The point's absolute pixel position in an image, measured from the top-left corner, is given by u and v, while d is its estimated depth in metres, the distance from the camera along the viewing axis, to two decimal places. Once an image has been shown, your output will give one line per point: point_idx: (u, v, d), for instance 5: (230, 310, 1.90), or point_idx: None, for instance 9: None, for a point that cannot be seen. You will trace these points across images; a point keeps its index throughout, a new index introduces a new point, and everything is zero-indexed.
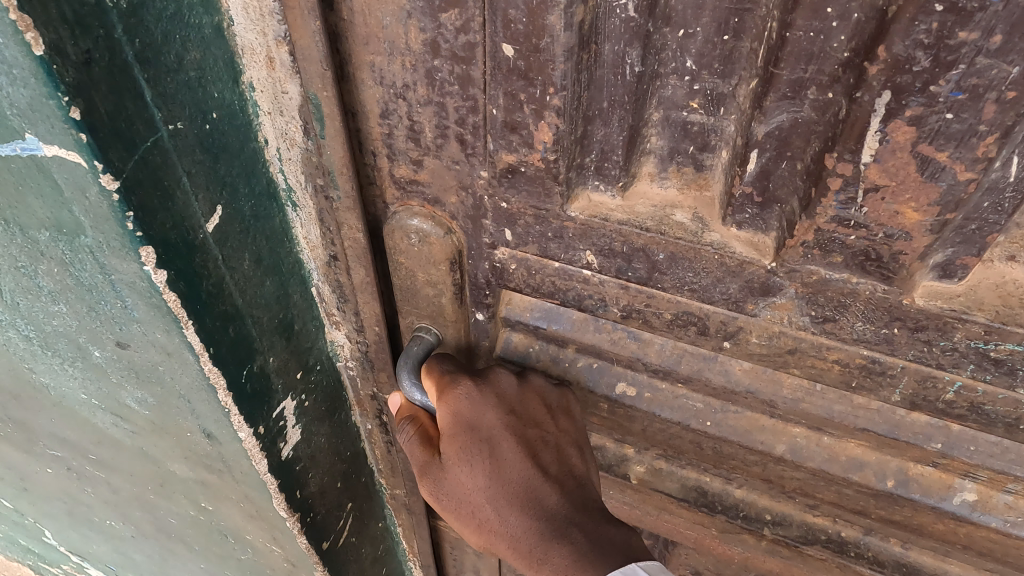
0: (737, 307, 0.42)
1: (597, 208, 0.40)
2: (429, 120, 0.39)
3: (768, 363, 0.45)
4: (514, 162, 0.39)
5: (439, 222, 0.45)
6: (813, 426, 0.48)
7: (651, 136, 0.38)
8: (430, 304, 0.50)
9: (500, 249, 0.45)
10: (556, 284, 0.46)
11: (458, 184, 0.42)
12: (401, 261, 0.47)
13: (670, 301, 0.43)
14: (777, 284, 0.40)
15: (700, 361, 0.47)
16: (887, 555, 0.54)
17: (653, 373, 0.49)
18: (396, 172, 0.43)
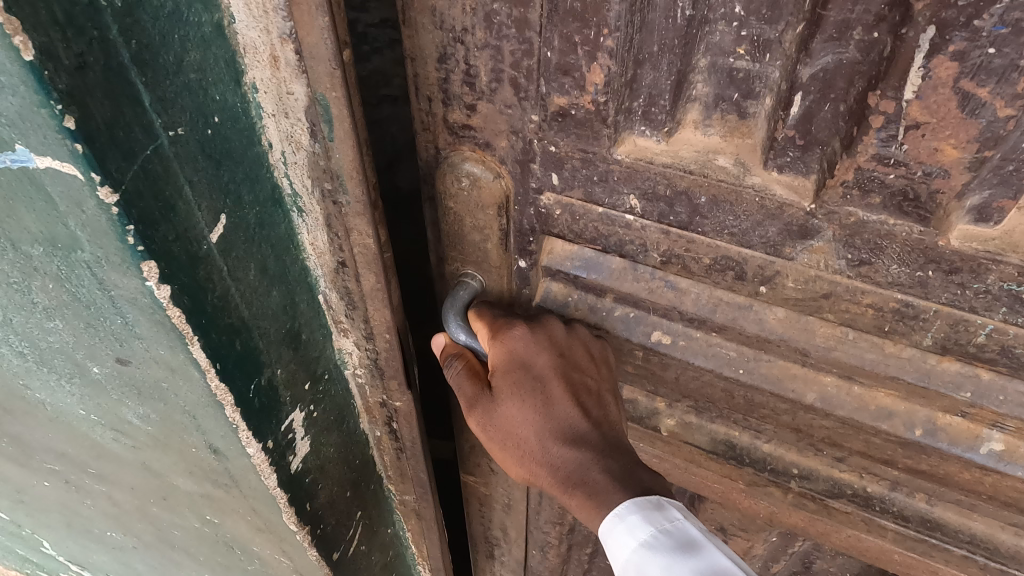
0: (775, 251, 0.43)
1: (643, 152, 0.42)
2: (485, 64, 0.41)
3: (803, 309, 0.46)
4: (565, 104, 0.41)
5: (489, 167, 0.47)
6: (844, 375, 0.49)
7: (698, 82, 0.39)
8: (476, 249, 0.52)
9: (546, 194, 0.47)
10: (599, 229, 0.48)
11: (509, 129, 0.44)
12: (450, 207, 0.50)
13: (709, 244, 0.45)
14: (815, 226, 0.41)
15: (735, 310, 0.48)
16: (912, 509, 0.56)
17: (688, 321, 0.51)
18: (450, 117, 0.45)
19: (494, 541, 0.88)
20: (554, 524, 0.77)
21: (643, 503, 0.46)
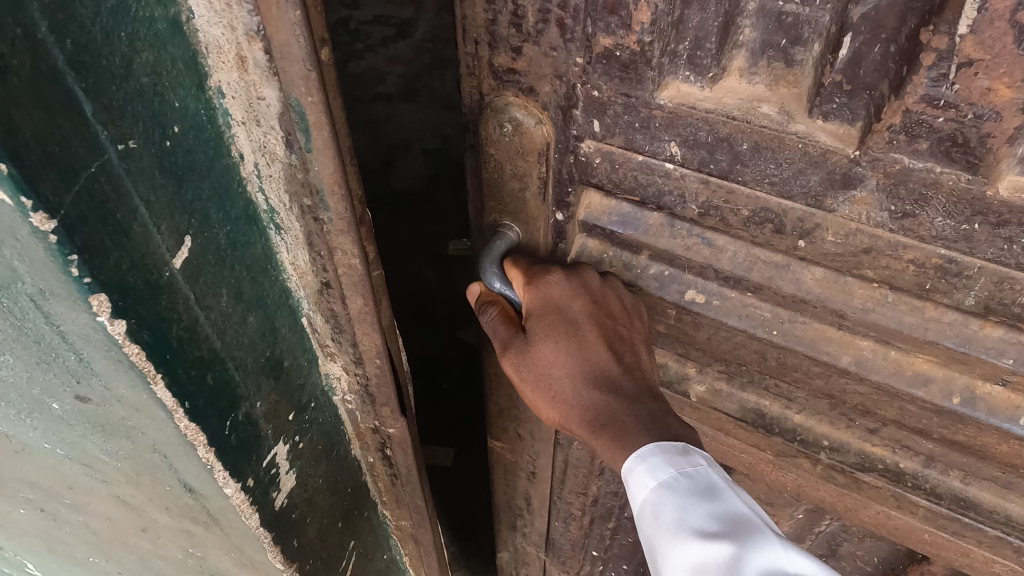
0: (817, 202, 0.43)
1: (686, 97, 0.42)
2: (533, 4, 0.41)
3: (842, 266, 0.46)
4: (610, 45, 0.41)
5: (531, 113, 0.47)
6: (882, 338, 0.48)
7: (745, 28, 0.39)
8: (514, 199, 0.53)
9: (586, 142, 0.47)
10: (638, 179, 0.48)
11: (554, 72, 0.44)
12: (491, 154, 0.50)
13: (749, 195, 0.45)
14: (858, 174, 0.41)
15: (771, 269, 0.48)
16: (946, 487, 0.54)
17: (723, 280, 0.51)
18: (495, 60, 0.45)
19: (516, 510, 0.89)
20: (578, 492, 0.78)
21: (669, 448, 0.49)
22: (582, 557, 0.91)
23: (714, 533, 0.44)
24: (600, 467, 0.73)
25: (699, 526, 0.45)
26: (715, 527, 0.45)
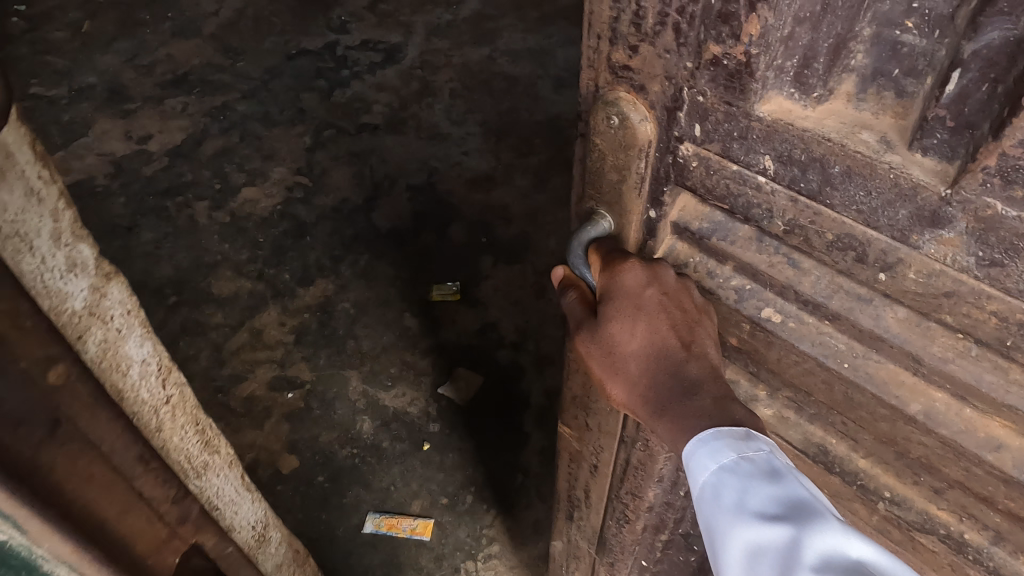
0: (902, 237, 0.40)
1: (787, 112, 0.42)
2: (654, 6, 0.42)
3: (922, 307, 0.43)
4: (718, 53, 0.41)
5: (639, 110, 0.47)
6: (959, 394, 0.44)
7: (858, 53, 0.40)
8: (611, 190, 0.53)
9: (686, 144, 0.47)
10: (729, 188, 0.46)
11: (664, 74, 0.44)
12: (597, 141, 0.51)
13: (835, 220, 0.43)
14: (947, 214, 0.38)
15: (853, 300, 0.46)
16: (1011, 570, 0.49)
17: (804, 304, 0.49)
18: (613, 56, 0.46)
19: (575, 502, 0.85)
20: (633, 496, 0.75)
21: (729, 433, 0.46)
22: (631, 565, 0.87)
23: (773, 517, 0.43)
24: (661, 474, 0.69)
25: (759, 509, 0.43)
26: (774, 510, 0.43)
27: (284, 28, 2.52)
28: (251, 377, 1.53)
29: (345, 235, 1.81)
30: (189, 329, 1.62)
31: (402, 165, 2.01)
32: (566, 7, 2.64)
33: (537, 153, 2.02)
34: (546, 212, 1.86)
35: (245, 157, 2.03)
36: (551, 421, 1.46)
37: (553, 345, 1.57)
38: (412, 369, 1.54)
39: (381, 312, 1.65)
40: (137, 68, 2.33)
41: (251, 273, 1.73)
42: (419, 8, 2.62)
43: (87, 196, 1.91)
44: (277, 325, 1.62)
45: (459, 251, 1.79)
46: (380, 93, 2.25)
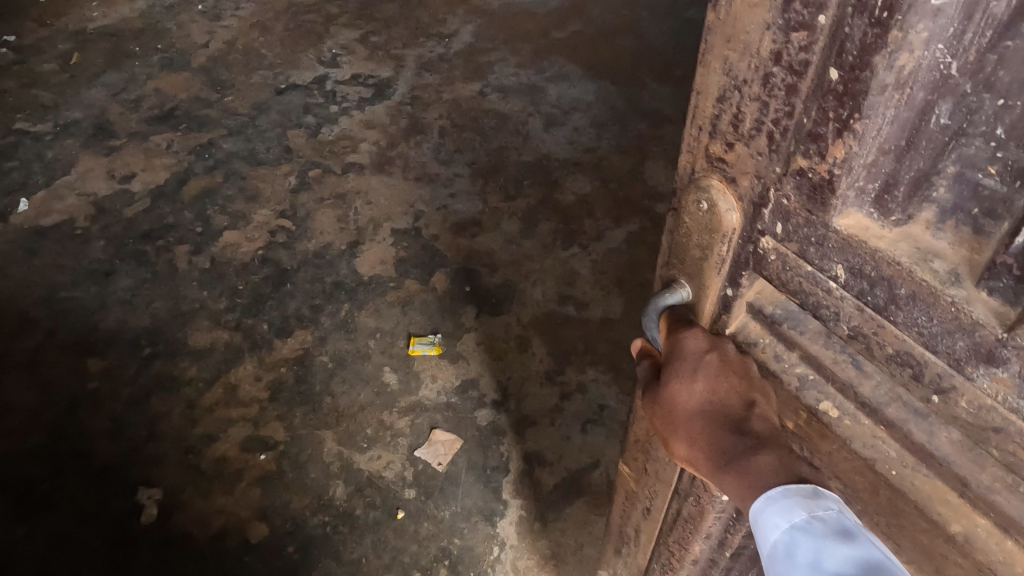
0: (957, 366, 0.39)
1: (863, 228, 0.41)
2: (751, 114, 0.43)
3: (973, 437, 0.41)
4: (805, 166, 0.41)
5: (728, 199, 0.48)
6: (1005, 525, 0.41)
7: (939, 186, 0.39)
8: (693, 264, 0.54)
9: (767, 238, 0.46)
10: (802, 286, 0.46)
11: (754, 173, 0.45)
12: (685, 221, 0.53)
13: (897, 336, 0.41)
14: (1004, 356, 0.36)
15: (909, 414, 0.44)
16: None
17: (861, 405, 0.47)
18: (711, 147, 0.48)
19: (626, 537, 0.92)
20: (678, 545, 0.78)
21: (798, 490, 0.47)
22: None
23: None
24: (709, 531, 0.72)
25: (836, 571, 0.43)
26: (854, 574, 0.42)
27: (277, 63, 2.59)
28: (223, 437, 1.51)
29: (327, 283, 1.81)
30: (161, 383, 1.60)
31: (388, 208, 2.01)
32: (559, 43, 2.67)
33: (524, 197, 2.05)
34: (531, 261, 1.87)
35: (228, 198, 2.05)
36: (527, 494, 1.42)
37: (535, 405, 1.55)
38: (390, 431, 1.51)
39: (361, 367, 1.63)
40: (124, 103, 2.40)
41: (229, 324, 1.72)
42: (410, 42, 2.69)
43: (66, 239, 1.92)
44: (253, 380, 1.60)
45: (441, 302, 1.77)
46: (368, 130, 2.28)
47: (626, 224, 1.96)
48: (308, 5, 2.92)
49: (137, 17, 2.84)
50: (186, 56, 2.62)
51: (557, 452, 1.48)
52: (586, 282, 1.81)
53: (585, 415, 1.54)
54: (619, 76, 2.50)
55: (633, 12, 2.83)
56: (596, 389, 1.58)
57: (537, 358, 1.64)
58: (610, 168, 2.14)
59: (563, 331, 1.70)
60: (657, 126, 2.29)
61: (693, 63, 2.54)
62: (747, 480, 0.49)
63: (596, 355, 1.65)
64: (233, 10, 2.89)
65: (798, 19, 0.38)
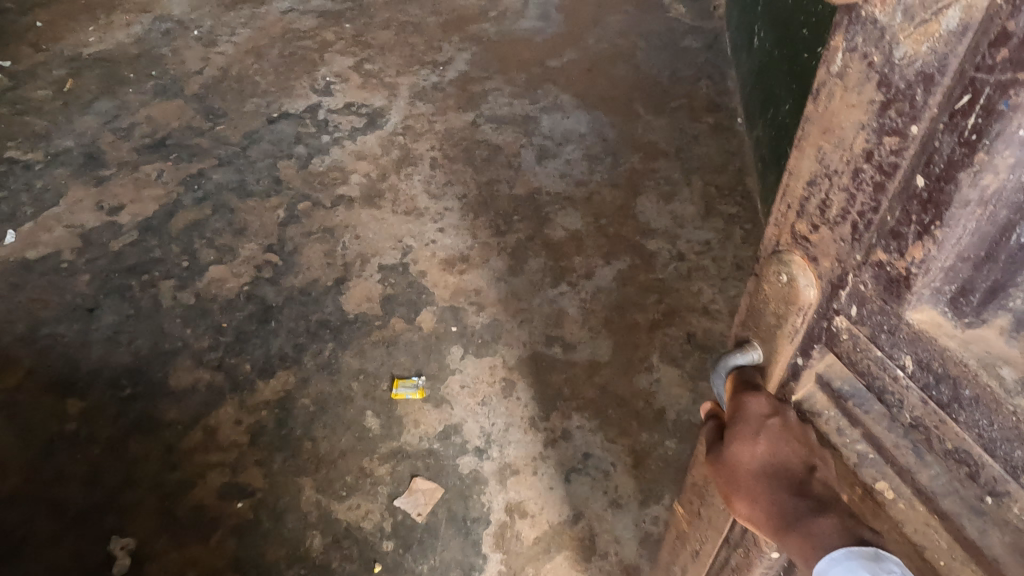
0: (1014, 472, 0.41)
1: (934, 325, 0.44)
2: (839, 203, 0.48)
3: None
4: (884, 259, 0.45)
5: (807, 276, 0.52)
6: None
7: (1015, 297, 0.44)
8: (767, 331, 0.58)
9: (841, 318, 0.50)
10: (870, 367, 0.49)
11: (836, 256, 0.49)
12: (763, 289, 0.57)
13: (957, 433, 0.44)
14: None
15: (967, 507, 0.45)
16: None
17: (917, 491, 0.48)
18: (799, 226, 0.53)
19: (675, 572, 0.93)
20: None
21: (859, 552, 0.48)
22: None
23: None
24: None
25: None
26: None
27: (270, 91, 2.58)
28: (198, 483, 1.49)
29: (311, 321, 1.79)
30: (140, 426, 1.58)
31: (376, 243, 2.00)
32: (554, 72, 2.65)
33: (514, 232, 2.04)
34: (520, 299, 1.85)
35: (215, 231, 2.04)
36: (508, 548, 1.39)
37: (518, 453, 1.53)
38: (369, 478, 1.49)
39: (341, 411, 1.61)
40: (116, 131, 2.39)
41: (210, 363, 1.70)
42: (404, 71, 2.67)
43: (52, 273, 1.91)
44: (232, 423, 1.58)
45: (427, 342, 1.74)
46: (358, 161, 2.27)
47: (616, 262, 1.94)
48: (304, 31, 2.90)
49: (134, 43, 2.83)
50: (180, 84, 2.61)
51: (540, 503, 1.45)
52: (574, 323, 1.79)
53: (568, 464, 1.51)
54: (613, 106, 2.49)
55: (629, 40, 2.81)
56: (581, 437, 1.56)
57: (522, 403, 1.62)
58: (602, 203, 2.12)
59: (548, 374, 1.67)
60: (649, 159, 2.28)
61: (687, 95, 2.53)
62: (810, 542, 0.51)
63: (581, 399, 1.62)
64: (229, 35, 2.87)
65: (891, 125, 0.43)
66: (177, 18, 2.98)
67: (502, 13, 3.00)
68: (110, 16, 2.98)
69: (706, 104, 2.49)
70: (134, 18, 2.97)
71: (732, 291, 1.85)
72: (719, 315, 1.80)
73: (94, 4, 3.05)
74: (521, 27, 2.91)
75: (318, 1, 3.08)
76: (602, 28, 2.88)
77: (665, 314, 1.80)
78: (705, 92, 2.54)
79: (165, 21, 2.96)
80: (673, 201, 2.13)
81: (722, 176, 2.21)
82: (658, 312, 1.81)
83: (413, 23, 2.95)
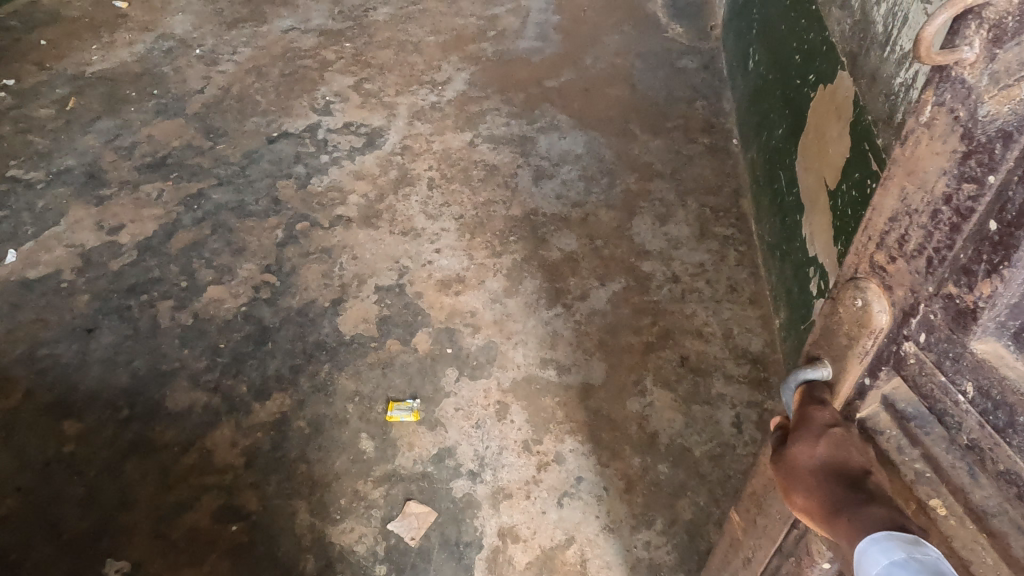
0: None
1: (995, 356, 0.49)
2: (916, 238, 0.53)
3: None
4: (954, 292, 0.50)
5: (881, 302, 0.58)
6: None
7: None
8: (837, 350, 0.63)
9: (911, 343, 0.55)
10: (934, 390, 0.54)
11: (910, 286, 0.55)
12: (838, 309, 0.62)
13: (1010, 456, 0.48)
14: None
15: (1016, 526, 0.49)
16: None
17: (968, 509, 0.52)
18: (878, 256, 0.58)
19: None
20: None
21: (899, 537, 0.51)
22: None
23: None
24: None
25: None
26: None
27: (271, 110, 2.61)
28: (194, 506, 1.50)
29: (307, 342, 1.81)
30: (137, 448, 1.59)
31: (373, 264, 2.02)
32: (552, 92, 2.68)
33: (510, 253, 2.05)
34: (515, 321, 1.86)
35: (214, 251, 2.06)
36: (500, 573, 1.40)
37: (512, 477, 1.54)
38: (363, 502, 1.50)
39: (336, 433, 1.62)
40: (118, 150, 2.42)
41: (207, 384, 1.71)
42: (403, 90, 2.70)
43: (52, 293, 1.93)
44: (228, 445, 1.60)
45: (422, 364, 1.76)
46: (356, 182, 2.30)
47: (611, 283, 1.96)
48: (304, 50, 2.93)
49: (136, 61, 2.86)
50: (181, 103, 2.64)
51: (533, 527, 1.46)
52: (568, 345, 1.80)
53: (561, 488, 1.52)
54: (610, 127, 2.51)
55: (627, 60, 2.84)
56: (574, 460, 1.57)
57: (516, 426, 1.63)
58: (598, 224, 2.14)
59: (542, 396, 1.69)
60: (645, 180, 2.30)
61: (683, 115, 2.55)
62: (855, 528, 0.54)
63: (575, 422, 1.64)
64: (231, 54, 2.90)
65: (970, 174, 0.48)
66: (179, 36, 3.01)
67: (500, 32, 3.03)
68: (113, 35, 3.01)
69: (702, 124, 2.51)
70: (137, 37, 3.01)
71: (726, 314, 1.87)
72: (713, 338, 1.81)
73: (98, 23, 3.09)
74: (520, 46, 2.94)
75: (318, 20, 3.11)
76: (599, 48, 2.91)
77: (659, 337, 1.82)
78: (701, 113, 2.56)
79: (167, 40, 2.99)
80: (668, 222, 2.14)
81: (718, 198, 2.22)
82: (652, 334, 1.82)
83: (413, 42, 2.98)
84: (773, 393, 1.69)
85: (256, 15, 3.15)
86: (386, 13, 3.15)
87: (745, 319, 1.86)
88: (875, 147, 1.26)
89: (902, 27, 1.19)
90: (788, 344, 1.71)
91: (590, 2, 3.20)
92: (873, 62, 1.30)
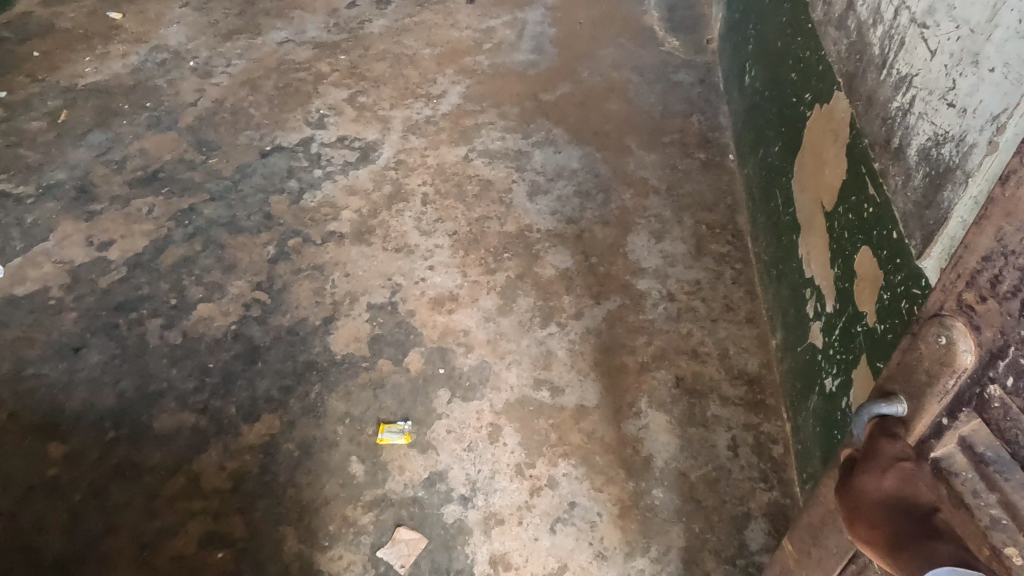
0: None
1: None
2: (1010, 283, 0.51)
3: None
4: None
5: (967, 342, 0.55)
6: None
7: None
8: (915, 385, 0.61)
9: (995, 387, 0.53)
10: (1019, 435, 0.51)
11: (1000, 328, 0.52)
12: (920, 344, 0.60)
13: None
14: None
15: None
16: None
17: None
18: (966, 294, 0.55)
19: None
20: None
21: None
22: None
23: None
24: None
25: None
26: None
27: (264, 123, 2.59)
28: (179, 532, 1.47)
29: (298, 362, 1.78)
30: (122, 471, 1.56)
31: (365, 281, 1.99)
32: (548, 105, 2.66)
33: (504, 270, 2.03)
34: (508, 340, 1.84)
35: (205, 267, 2.03)
36: None
37: (504, 502, 1.52)
38: (352, 528, 1.48)
39: (326, 456, 1.59)
40: (109, 164, 2.40)
41: (195, 406, 1.68)
42: (398, 103, 2.68)
43: (39, 310, 1.90)
44: (215, 469, 1.57)
45: (413, 385, 1.73)
46: (349, 197, 2.27)
47: (606, 301, 1.94)
48: (299, 62, 2.91)
49: (130, 73, 2.84)
50: (174, 116, 2.62)
51: (524, 555, 1.44)
52: (562, 366, 1.78)
53: (554, 514, 1.50)
54: (606, 141, 2.50)
55: (623, 74, 2.83)
56: (567, 485, 1.54)
57: (509, 449, 1.60)
58: (593, 241, 2.12)
59: (535, 418, 1.66)
60: (641, 196, 2.28)
61: (679, 130, 2.54)
62: (922, 564, 0.54)
63: (569, 446, 1.61)
64: (225, 66, 2.89)
65: None
66: (173, 48, 3.00)
67: (496, 45, 3.02)
68: (106, 47, 3.00)
69: (698, 139, 2.50)
70: (130, 48, 2.99)
71: (722, 333, 1.85)
72: (708, 358, 1.79)
73: (92, 34, 3.07)
74: (516, 59, 2.92)
75: (313, 32, 3.10)
76: (596, 61, 2.90)
77: (654, 357, 1.80)
78: (698, 127, 2.54)
79: (161, 51, 2.97)
80: (664, 239, 2.12)
81: (714, 214, 2.21)
82: (647, 354, 1.80)
83: (408, 54, 2.96)
84: (769, 415, 1.66)
85: (251, 26, 3.14)
86: (382, 25, 3.14)
87: (741, 338, 1.83)
88: (872, 170, 1.24)
89: (899, 50, 1.18)
90: (785, 365, 1.69)
91: (587, 15, 3.19)
92: (869, 85, 1.28)
